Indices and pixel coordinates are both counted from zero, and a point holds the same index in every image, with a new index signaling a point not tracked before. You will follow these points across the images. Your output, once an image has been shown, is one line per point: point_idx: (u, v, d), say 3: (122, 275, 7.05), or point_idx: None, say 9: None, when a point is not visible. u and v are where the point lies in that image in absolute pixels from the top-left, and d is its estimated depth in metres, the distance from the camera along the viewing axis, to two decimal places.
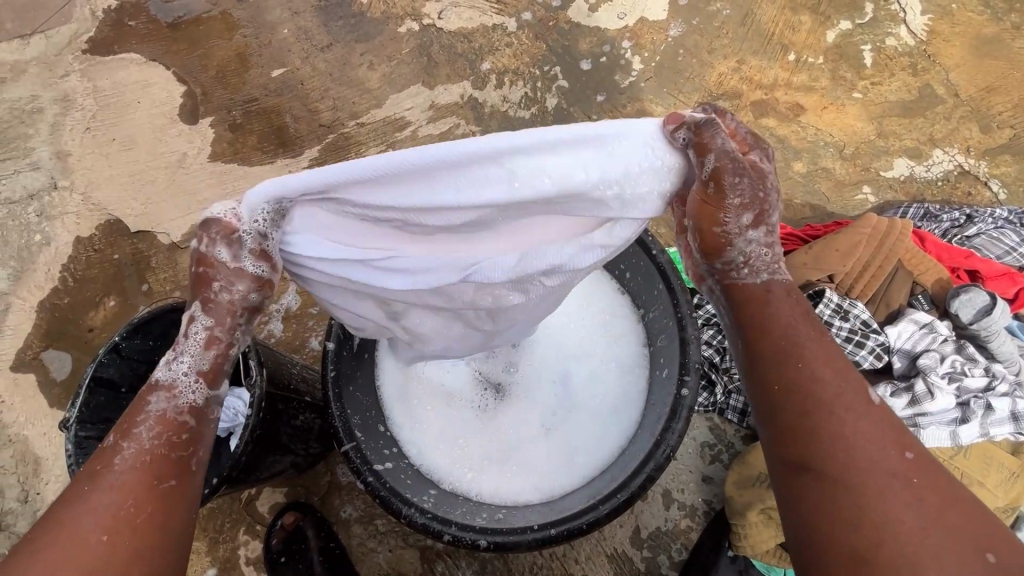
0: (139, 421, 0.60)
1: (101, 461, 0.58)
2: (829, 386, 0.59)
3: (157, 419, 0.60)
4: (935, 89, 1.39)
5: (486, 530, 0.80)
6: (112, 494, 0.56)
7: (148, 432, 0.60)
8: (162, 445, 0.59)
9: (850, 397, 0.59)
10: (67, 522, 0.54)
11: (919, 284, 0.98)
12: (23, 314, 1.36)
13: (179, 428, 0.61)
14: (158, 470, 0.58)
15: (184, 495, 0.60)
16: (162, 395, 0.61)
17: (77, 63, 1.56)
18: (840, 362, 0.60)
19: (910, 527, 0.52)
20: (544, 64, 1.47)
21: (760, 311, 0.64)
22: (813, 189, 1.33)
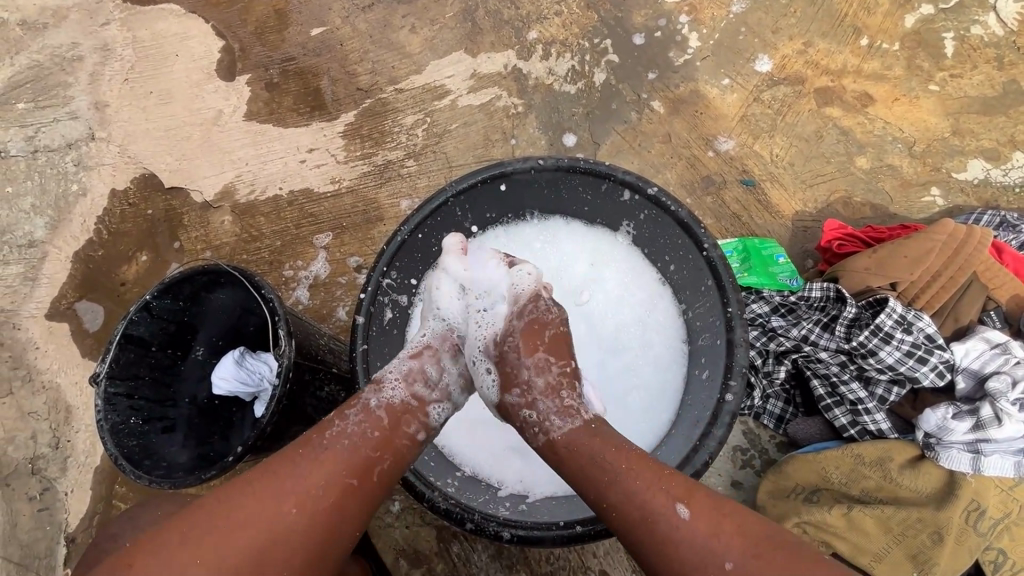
0: (353, 405, 0.71)
1: (315, 440, 0.68)
2: (664, 528, 0.61)
3: (364, 412, 0.71)
4: (1022, 86, 1.27)
5: (509, 522, 0.77)
6: (291, 495, 0.64)
7: (354, 416, 0.71)
8: (361, 433, 0.70)
9: (678, 544, 0.60)
10: (240, 506, 0.63)
11: (992, 300, 0.91)
12: (59, 264, 1.37)
13: (376, 420, 0.71)
14: (352, 466, 0.67)
15: (363, 492, 0.68)
16: (371, 387, 0.74)
17: (117, 12, 1.53)
18: (642, 496, 0.63)
19: None
20: (595, 36, 1.39)
21: (574, 457, 0.68)
22: (876, 187, 1.24)
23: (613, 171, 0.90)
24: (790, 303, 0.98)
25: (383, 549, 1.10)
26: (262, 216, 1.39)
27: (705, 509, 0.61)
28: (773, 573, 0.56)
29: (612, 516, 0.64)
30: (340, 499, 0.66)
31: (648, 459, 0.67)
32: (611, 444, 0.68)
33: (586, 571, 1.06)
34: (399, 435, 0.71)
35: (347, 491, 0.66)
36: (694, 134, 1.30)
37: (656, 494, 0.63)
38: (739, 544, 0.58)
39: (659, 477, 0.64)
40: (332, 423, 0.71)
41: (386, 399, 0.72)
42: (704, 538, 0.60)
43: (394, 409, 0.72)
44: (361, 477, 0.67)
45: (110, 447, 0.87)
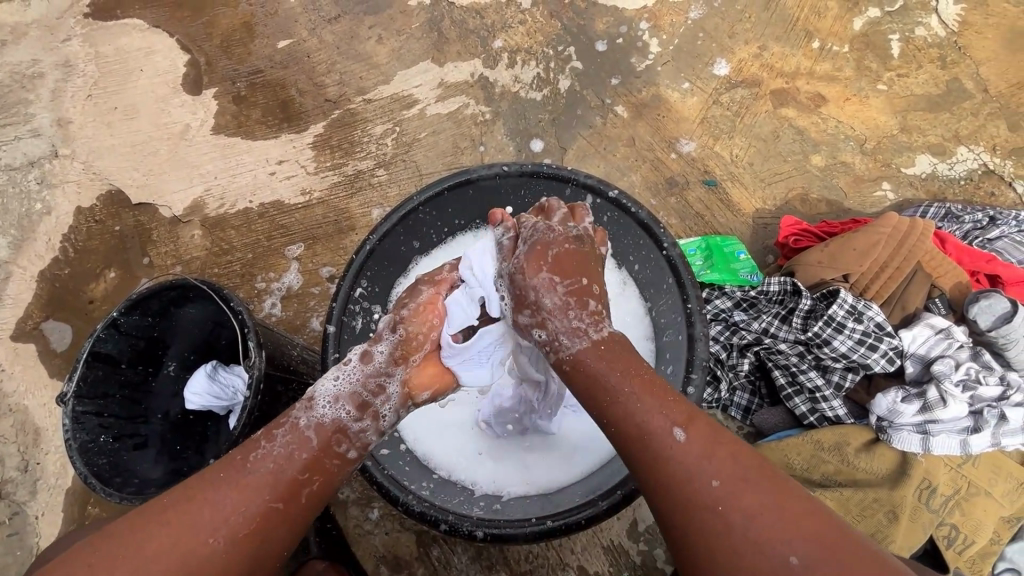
0: (280, 426, 0.69)
1: (237, 462, 0.66)
2: (656, 453, 0.61)
3: (292, 431, 0.68)
4: (964, 84, 1.33)
5: (484, 522, 0.78)
6: (209, 523, 0.61)
7: (282, 438, 0.68)
8: (287, 454, 0.67)
9: (668, 459, 0.60)
10: (155, 536, 0.60)
11: (936, 287, 0.95)
12: (24, 284, 1.35)
13: (305, 442, 0.68)
14: (276, 490, 0.65)
15: (293, 514, 0.66)
16: (303, 404, 0.72)
17: (79, 27, 1.52)
18: (644, 412, 0.63)
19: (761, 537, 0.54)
20: (558, 44, 1.42)
21: (591, 379, 0.67)
22: (831, 184, 1.29)
23: (575, 175, 0.93)
24: (751, 297, 1.01)
25: (362, 557, 1.10)
26: (233, 229, 1.38)
27: (703, 433, 0.60)
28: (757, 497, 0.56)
29: (617, 429, 0.64)
30: (264, 526, 0.63)
31: (658, 385, 0.66)
32: (624, 367, 0.66)
33: (565, 568, 1.08)
34: (328, 454, 0.69)
35: (273, 514, 0.64)
36: (657, 137, 1.34)
37: (657, 416, 0.63)
38: (729, 468, 0.58)
39: (662, 403, 0.63)
40: (258, 445, 0.68)
41: (318, 419, 0.70)
42: (696, 459, 0.59)
43: (325, 429, 0.70)
44: (288, 500, 0.65)
45: (79, 466, 0.86)
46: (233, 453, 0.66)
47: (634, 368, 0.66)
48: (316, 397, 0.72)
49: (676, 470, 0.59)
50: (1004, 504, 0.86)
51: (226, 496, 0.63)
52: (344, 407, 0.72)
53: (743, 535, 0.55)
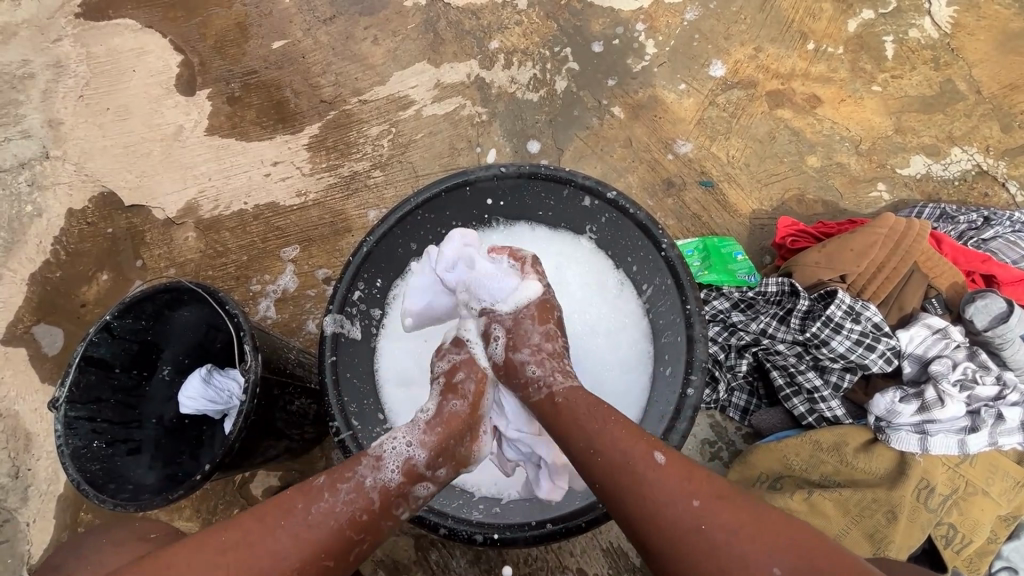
0: (365, 461, 0.71)
1: (324, 488, 0.68)
2: (635, 482, 0.63)
3: (358, 490, 0.68)
4: (957, 85, 1.34)
5: (482, 525, 0.78)
6: (297, 543, 0.63)
7: (365, 472, 0.70)
8: (372, 490, 0.69)
9: (646, 480, 0.62)
10: (244, 549, 0.62)
11: (933, 288, 0.95)
12: (14, 287, 1.33)
13: (389, 481, 0.70)
14: (357, 522, 0.67)
15: (338, 574, 0.66)
16: (375, 457, 0.71)
17: (70, 28, 1.51)
18: (623, 438, 0.66)
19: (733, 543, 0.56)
20: (555, 45, 1.42)
21: (570, 422, 0.70)
22: (827, 184, 1.29)
23: (572, 177, 0.93)
24: (749, 298, 1.02)
25: (360, 561, 1.09)
26: (227, 230, 1.37)
27: (679, 461, 0.64)
28: (736, 514, 0.58)
29: (597, 462, 0.65)
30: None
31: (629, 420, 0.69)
32: (604, 411, 0.70)
33: (564, 571, 1.07)
34: (387, 518, 0.70)
35: (352, 545, 0.67)
36: (654, 138, 1.34)
37: (636, 446, 0.65)
38: (706, 488, 0.61)
39: (636, 432, 0.67)
40: (320, 494, 0.68)
41: (384, 482, 0.70)
42: (674, 485, 0.62)
43: (408, 471, 0.72)
44: (337, 559, 0.66)
45: (72, 472, 0.84)
46: (295, 496, 0.66)
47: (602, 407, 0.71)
48: (382, 454, 0.72)
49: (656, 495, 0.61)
50: (1002, 503, 0.87)
51: (312, 518, 0.65)
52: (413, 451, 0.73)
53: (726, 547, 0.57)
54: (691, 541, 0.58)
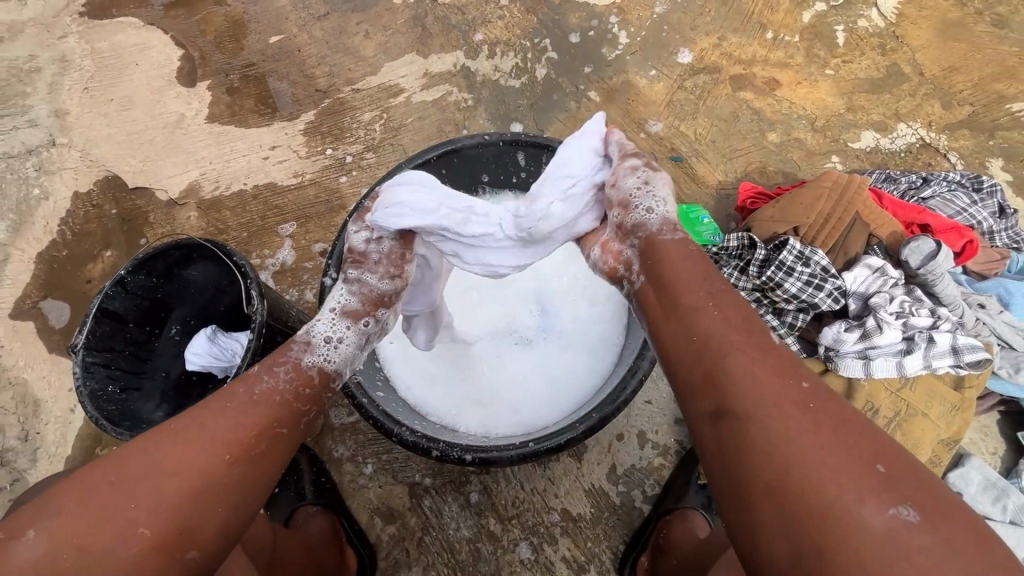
0: (283, 363, 0.72)
1: (241, 391, 0.68)
2: (722, 358, 0.58)
3: (295, 368, 0.72)
4: (902, 68, 1.47)
5: (471, 447, 0.86)
6: (219, 443, 0.63)
7: (285, 374, 0.72)
8: (292, 386, 0.71)
9: (731, 362, 0.57)
10: (164, 454, 0.60)
11: (874, 237, 1.05)
12: (22, 265, 1.39)
13: (306, 381, 0.73)
14: (282, 416, 0.68)
15: (293, 440, 0.69)
16: (300, 345, 0.75)
17: (75, 25, 1.59)
18: (716, 323, 0.61)
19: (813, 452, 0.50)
20: (535, 36, 1.53)
21: (665, 281, 0.67)
22: (786, 158, 1.40)
23: (550, 142, 1.03)
24: (713, 254, 1.12)
25: (357, 510, 1.15)
26: (228, 210, 1.45)
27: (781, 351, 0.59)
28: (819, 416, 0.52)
29: (681, 336, 0.62)
30: (270, 447, 0.66)
31: (726, 304, 0.63)
32: (699, 275, 0.65)
33: (550, 511, 1.13)
34: (302, 398, 0.71)
35: (280, 437, 0.67)
36: (627, 119, 1.45)
37: (723, 322, 0.61)
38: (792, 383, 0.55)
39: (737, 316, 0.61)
40: (260, 378, 0.70)
41: (318, 362, 0.75)
42: (764, 364, 0.57)
43: (324, 371, 0.75)
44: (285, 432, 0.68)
45: (89, 407, 0.91)
46: (235, 382, 0.68)
47: (705, 264, 0.67)
48: (313, 339, 0.77)
49: (742, 373, 0.56)
50: (941, 425, 0.96)
51: (229, 421, 0.65)
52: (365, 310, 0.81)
53: (799, 450, 0.50)
54: (756, 435, 0.53)
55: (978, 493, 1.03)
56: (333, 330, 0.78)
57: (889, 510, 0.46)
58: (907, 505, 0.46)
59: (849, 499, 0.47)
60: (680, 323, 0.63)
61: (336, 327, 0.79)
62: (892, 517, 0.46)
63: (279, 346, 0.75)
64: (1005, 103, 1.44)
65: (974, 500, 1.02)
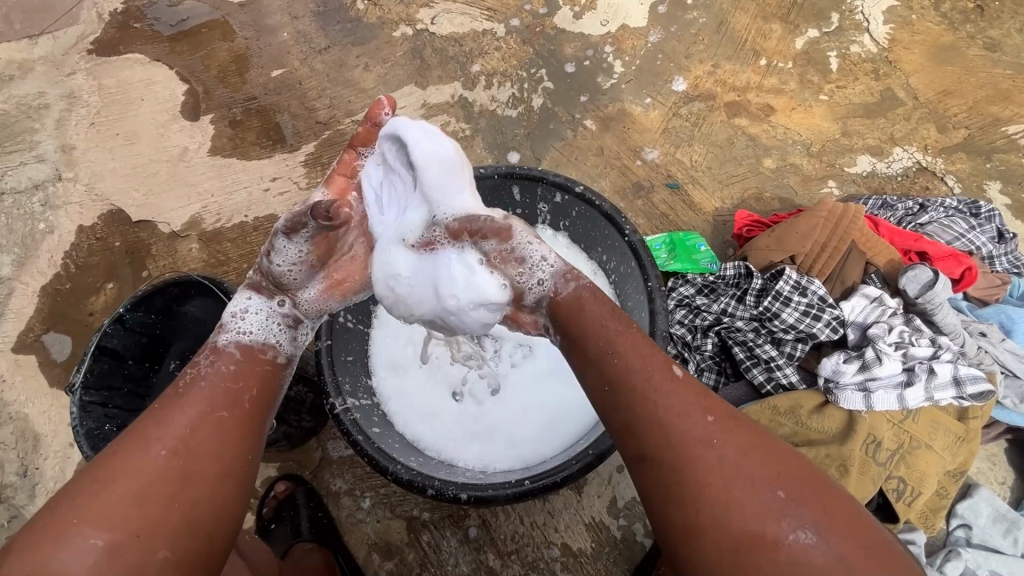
0: (204, 350, 0.75)
1: (169, 391, 0.70)
2: (644, 405, 0.63)
3: (212, 352, 0.74)
4: (896, 93, 1.48)
5: (467, 486, 0.85)
6: (155, 441, 0.64)
7: (206, 360, 0.73)
8: (219, 371, 0.72)
9: (655, 401, 0.63)
10: (101, 474, 0.62)
11: (872, 264, 1.05)
12: (26, 299, 1.41)
13: (234, 358, 0.75)
14: (218, 400, 0.70)
15: (235, 420, 0.70)
16: (220, 330, 0.78)
17: (83, 62, 1.64)
18: (633, 364, 0.66)
19: (723, 483, 0.57)
20: (531, 67, 1.56)
21: (578, 324, 0.72)
22: (782, 183, 1.41)
23: (544, 175, 1.04)
24: (710, 283, 1.11)
25: (355, 546, 1.14)
26: (229, 241, 1.47)
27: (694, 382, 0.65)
28: (736, 443, 0.60)
29: (609, 381, 0.67)
30: (211, 429, 0.67)
31: (644, 344, 0.69)
32: (610, 317, 0.71)
33: (549, 546, 1.12)
34: (238, 381, 0.73)
35: (219, 420, 0.68)
36: (624, 146, 1.46)
37: (640, 366, 0.66)
38: (713, 419, 0.61)
39: (651, 357, 0.67)
40: (186, 372, 0.72)
41: (236, 336, 0.77)
42: (686, 401, 0.63)
43: (250, 347, 0.77)
44: (206, 437, 0.66)
45: (86, 448, 0.92)
46: (169, 389, 0.70)
47: (606, 307, 0.72)
48: (228, 318, 0.79)
49: (653, 422, 0.62)
50: (946, 457, 0.95)
51: (162, 422, 0.66)
52: (274, 294, 0.82)
53: (722, 482, 0.57)
54: (673, 472, 0.60)
55: (988, 526, 1.00)
56: (243, 303, 0.80)
57: (793, 533, 0.55)
58: (808, 528, 0.55)
59: (768, 515, 0.56)
60: (600, 369, 0.68)
61: (253, 301, 0.81)
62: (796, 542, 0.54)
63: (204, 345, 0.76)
64: (1000, 125, 1.44)
65: (984, 533, 1.00)
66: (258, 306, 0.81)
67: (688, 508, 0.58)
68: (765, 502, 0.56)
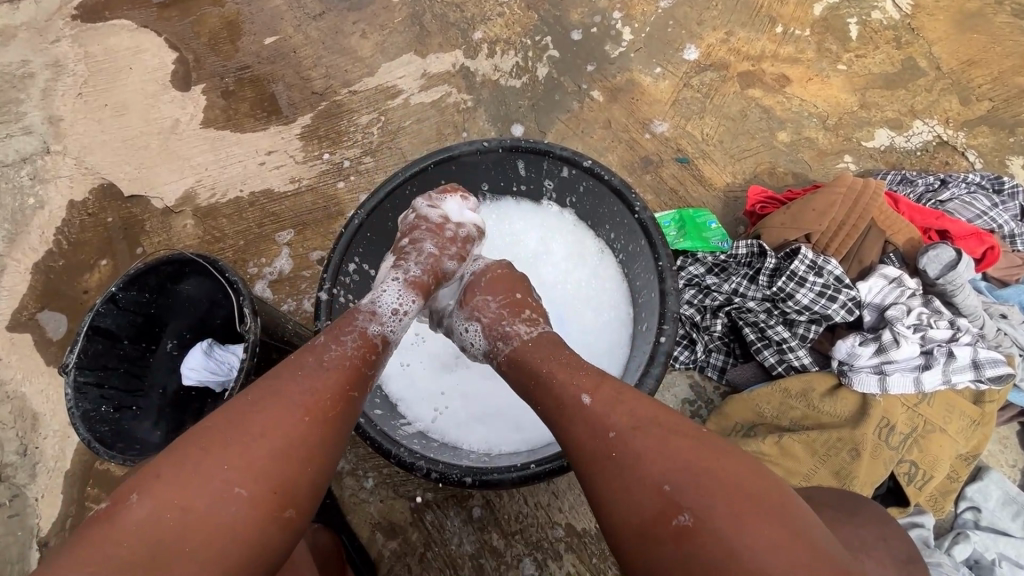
0: (349, 332, 0.73)
1: (311, 358, 0.68)
2: (565, 421, 0.66)
3: (361, 336, 0.72)
4: (918, 62, 1.41)
5: (472, 469, 0.83)
6: (296, 404, 0.63)
7: (351, 343, 0.72)
8: (361, 357, 0.71)
9: (577, 417, 0.65)
10: (240, 429, 0.61)
11: (890, 244, 1.01)
12: (18, 276, 1.38)
13: (373, 349, 0.73)
14: (351, 377, 0.69)
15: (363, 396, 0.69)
16: (366, 314, 0.76)
17: (68, 29, 1.56)
18: (558, 384, 0.68)
19: (624, 485, 0.59)
20: (536, 34, 1.49)
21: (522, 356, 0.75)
22: (796, 158, 1.35)
23: (551, 148, 0.99)
24: (721, 262, 1.08)
25: (357, 525, 1.13)
26: (224, 217, 1.42)
27: (607, 393, 0.65)
28: (638, 445, 0.60)
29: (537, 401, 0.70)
30: (342, 404, 0.66)
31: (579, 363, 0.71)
32: (548, 349, 0.74)
33: (554, 526, 1.11)
34: (367, 361, 0.72)
35: (351, 399, 0.68)
36: (632, 119, 1.41)
37: (571, 385, 0.68)
38: (626, 419, 0.62)
39: (576, 372, 0.68)
40: (327, 347, 0.70)
41: (382, 329, 0.76)
42: (601, 414, 0.64)
43: (386, 339, 0.76)
44: (338, 414, 0.66)
45: (81, 431, 0.90)
46: (303, 354, 0.68)
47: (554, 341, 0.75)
48: (379, 309, 0.78)
49: (578, 435, 0.64)
50: (960, 441, 0.93)
51: (299, 386, 0.65)
52: (411, 293, 0.82)
53: (623, 483, 0.59)
54: (590, 477, 0.62)
55: (997, 509, 0.99)
56: (399, 300, 0.79)
57: (681, 520, 0.55)
58: (689, 513, 0.54)
59: (662, 511, 0.56)
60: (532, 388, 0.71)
61: (402, 298, 0.80)
62: (682, 525, 0.54)
63: (340, 321, 0.74)
64: None
65: (993, 516, 0.99)
66: (396, 297, 0.80)
67: (605, 511, 0.60)
68: (660, 496, 0.56)
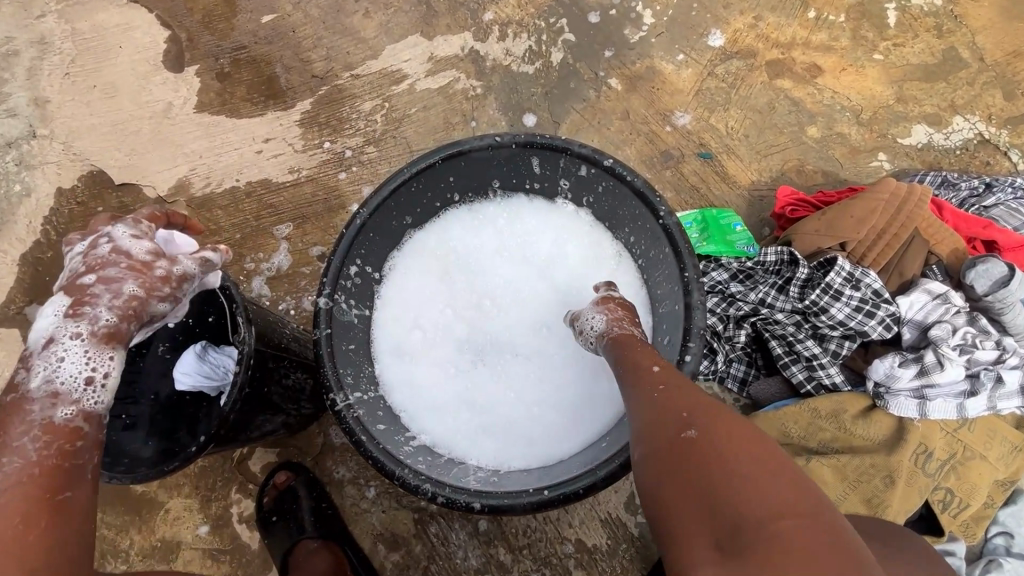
0: (18, 426, 0.57)
1: None
2: (624, 378, 0.64)
3: (44, 431, 0.57)
4: (960, 53, 1.32)
5: (480, 493, 0.78)
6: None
7: (35, 442, 0.57)
8: (56, 452, 0.57)
9: (637, 375, 0.63)
10: None
11: (933, 254, 0.95)
12: (5, 268, 1.31)
13: (78, 436, 0.59)
14: (36, 496, 0.55)
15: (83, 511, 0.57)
16: (42, 402, 0.58)
17: (53, 3, 1.47)
18: (627, 350, 0.67)
19: (674, 433, 0.55)
20: (551, 16, 1.39)
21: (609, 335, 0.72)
22: (827, 155, 1.27)
23: (568, 144, 0.92)
24: (747, 269, 1.01)
25: (359, 535, 1.10)
26: (220, 208, 1.35)
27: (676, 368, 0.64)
28: (695, 404, 0.57)
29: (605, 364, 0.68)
30: (43, 539, 0.53)
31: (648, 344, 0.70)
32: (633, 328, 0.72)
33: (563, 541, 1.07)
34: (73, 469, 0.58)
35: (60, 524, 0.55)
36: (652, 110, 1.32)
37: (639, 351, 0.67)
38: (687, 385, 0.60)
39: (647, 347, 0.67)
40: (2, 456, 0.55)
41: (78, 410, 0.59)
42: (665, 378, 0.62)
43: (96, 416, 0.61)
44: (36, 530, 0.53)
45: None
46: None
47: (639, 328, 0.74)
48: (58, 389, 0.58)
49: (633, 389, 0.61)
50: (999, 467, 0.88)
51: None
52: (94, 357, 0.60)
53: (673, 433, 0.55)
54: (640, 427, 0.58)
55: None
56: (81, 370, 0.59)
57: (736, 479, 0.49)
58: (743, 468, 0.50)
59: (711, 465, 0.51)
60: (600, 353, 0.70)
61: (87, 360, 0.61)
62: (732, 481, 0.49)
63: (2, 413, 0.57)
64: None
65: None
66: (71, 368, 0.59)
67: (652, 461, 0.55)
68: (711, 447, 0.52)
